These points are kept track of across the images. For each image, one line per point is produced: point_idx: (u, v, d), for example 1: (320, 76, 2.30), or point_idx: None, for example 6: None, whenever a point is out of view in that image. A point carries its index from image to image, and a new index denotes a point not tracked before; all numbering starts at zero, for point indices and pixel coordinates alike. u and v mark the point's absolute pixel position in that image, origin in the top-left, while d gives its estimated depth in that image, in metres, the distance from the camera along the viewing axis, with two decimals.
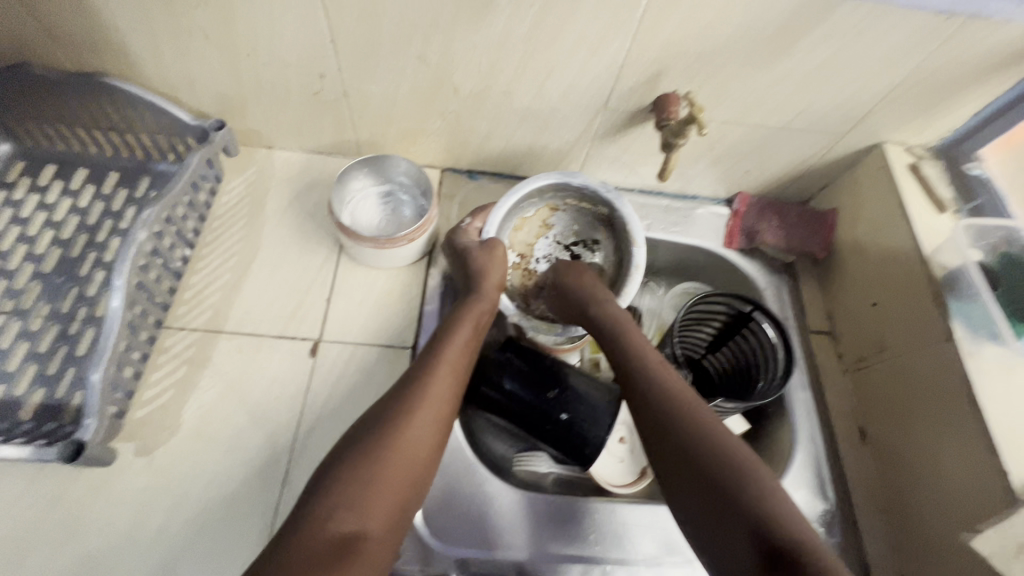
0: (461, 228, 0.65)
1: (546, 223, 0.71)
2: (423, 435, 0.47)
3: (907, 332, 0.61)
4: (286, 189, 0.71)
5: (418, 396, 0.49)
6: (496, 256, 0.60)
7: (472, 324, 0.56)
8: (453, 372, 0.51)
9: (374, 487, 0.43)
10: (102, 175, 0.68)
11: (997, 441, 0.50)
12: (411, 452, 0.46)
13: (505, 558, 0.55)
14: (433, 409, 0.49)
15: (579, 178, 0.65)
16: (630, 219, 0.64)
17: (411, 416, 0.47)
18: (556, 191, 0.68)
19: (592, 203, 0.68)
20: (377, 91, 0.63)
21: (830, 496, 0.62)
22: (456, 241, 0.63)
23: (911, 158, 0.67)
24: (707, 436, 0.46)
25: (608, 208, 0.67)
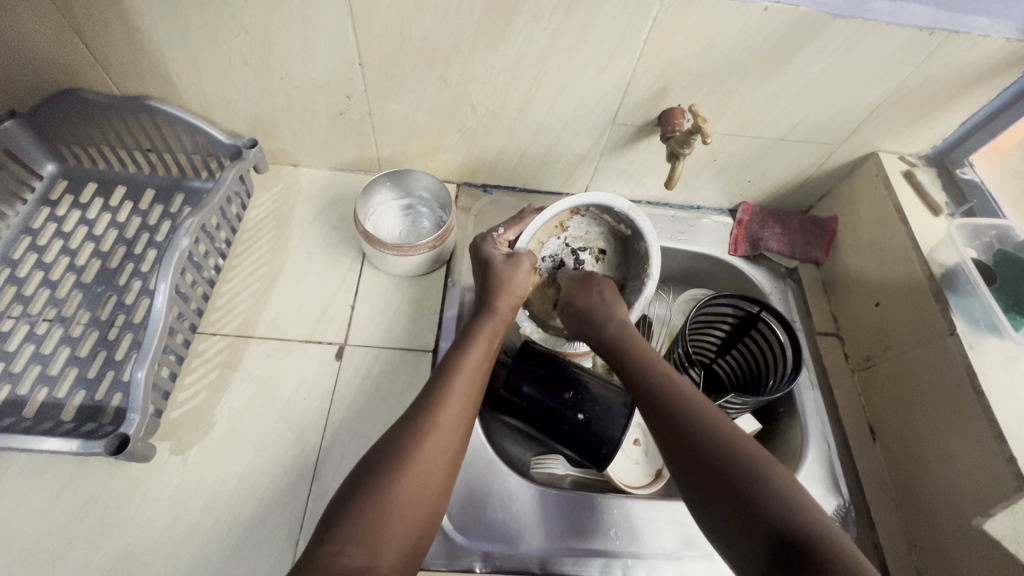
0: (492, 236, 0.64)
1: (563, 225, 0.74)
2: (433, 464, 0.46)
3: (912, 331, 0.63)
4: (311, 203, 0.75)
5: (423, 422, 0.48)
6: (519, 267, 0.60)
7: (485, 345, 0.55)
8: (464, 397, 0.50)
9: (382, 520, 0.42)
10: (139, 193, 0.73)
11: (1003, 430, 0.52)
12: (422, 483, 0.45)
13: (529, 554, 0.56)
14: (447, 435, 0.48)
15: (620, 201, 0.68)
16: (654, 250, 0.68)
17: (424, 444, 0.46)
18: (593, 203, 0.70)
19: (616, 219, 0.72)
20: (400, 110, 0.67)
21: (844, 493, 0.63)
22: (484, 248, 0.62)
23: (905, 166, 0.71)
24: (725, 439, 0.45)
25: (630, 231, 0.72)
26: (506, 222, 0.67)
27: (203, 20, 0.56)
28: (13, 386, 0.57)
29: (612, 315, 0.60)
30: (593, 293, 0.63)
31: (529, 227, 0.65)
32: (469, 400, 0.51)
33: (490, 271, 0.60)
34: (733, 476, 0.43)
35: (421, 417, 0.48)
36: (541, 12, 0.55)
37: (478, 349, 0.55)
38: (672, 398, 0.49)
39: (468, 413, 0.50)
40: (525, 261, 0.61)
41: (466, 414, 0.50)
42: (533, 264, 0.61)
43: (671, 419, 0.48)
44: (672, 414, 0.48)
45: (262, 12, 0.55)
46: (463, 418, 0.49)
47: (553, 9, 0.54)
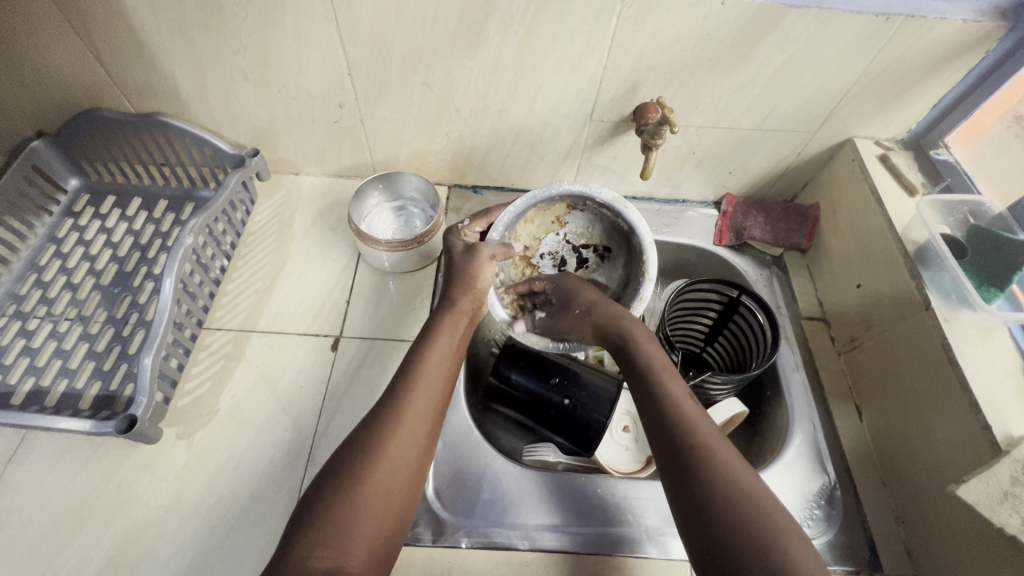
0: (458, 228, 0.67)
1: (560, 220, 0.73)
2: (401, 459, 0.47)
3: (890, 309, 0.64)
4: (311, 208, 0.80)
5: (392, 420, 0.49)
6: (480, 259, 0.61)
7: (447, 341, 0.57)
8: (428, 391, 0.52)
9: (352, 522, 0.43)
10: (154, 203, 0.78)
11: (977, 398, 0.52)
12: (391, 481, 0.46)
13: (513, 531, 0.58)
14: (412, 433, 0.49)
15: (606, 193, 0.66)
16: (649, 246, 0.65)
17: (389, 444, 0.47)
18: (581, 196, 0.68)
19: (613, 214, 0.69)
20: (389, 117, 0.72)
21: (829, 472, 0.63)
22: (449, 240, 0.66)
23: (881, 150, 0.72)
24: (730, 480, 0.43)
25: (628, 227, 0.68)
26: (474, 215, 0.69)
27: (206, 39, 0.62)
28: (37, 378, 0.62)
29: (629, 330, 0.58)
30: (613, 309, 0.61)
31: (498, 222, 0.67)
32: (433, 400, 0.52)
33: (455, 270, 0.62)
34: (729, 520, 0.41)
35: (387, 417, 0.49)
36: (512, 16, 0.59)
37: (440, 349, 0.56)
38: (681, 429, 0.47)
39: (433, 409, 0.51)
40: (487, 257, 0.61)
41: (433, 408, 0.51)
42: (494, 254, 0.62)
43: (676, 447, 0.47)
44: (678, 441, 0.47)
45: (258, 30, 0.61)
46: (427, 415, 0.50)
47: (522, 14, 0.58)
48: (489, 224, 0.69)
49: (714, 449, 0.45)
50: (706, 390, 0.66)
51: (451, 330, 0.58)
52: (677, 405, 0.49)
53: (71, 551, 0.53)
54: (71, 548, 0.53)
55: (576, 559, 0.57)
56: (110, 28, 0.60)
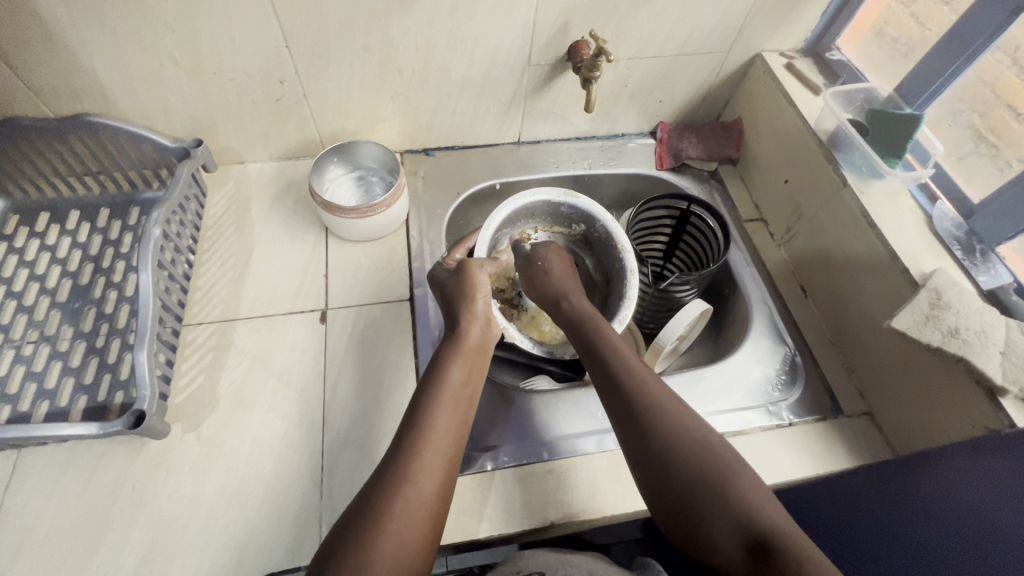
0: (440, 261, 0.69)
1: None
2: (416, 500, 0.46)
3: (814, 195, 0.73)
4: (266, 193, 0.79)
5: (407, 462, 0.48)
6: (473, 270, 0.63)
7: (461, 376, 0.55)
8: (445, 432, 0.50)
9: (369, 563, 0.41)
10: (95, 213, 0.74)
11: (896, 251, 0.62)
12: (405, 521, 0.45)
13: (532, 446, 0.64)
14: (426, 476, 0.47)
15: (554, 191, 0.74)
16: (611, 223, 0.72)
17: (401, 495, 0.45)
18: (531, 217, 0.77)
19: (567, 223, 0.77)
20: (332, 87, 0.72)
21: (788, 341, 0.73)
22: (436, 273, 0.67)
23: (786, 60, 0.80)
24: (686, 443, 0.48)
25: (584, 222, 0.75)
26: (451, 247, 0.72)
27: (129, 26, 0.60)
28: (13, 405, 0.59)
29: (574, 304, 0.63)
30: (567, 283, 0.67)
31: (479, 239, 0.70)
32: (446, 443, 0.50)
33: (453, 290, 0.63)
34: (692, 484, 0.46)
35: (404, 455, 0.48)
36: None
37: (455, 390, 0.54)
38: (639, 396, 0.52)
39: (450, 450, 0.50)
40: (478, 268, 0.64)
41: (451, 451, 0.50)
42: (484, 264, 0.65)
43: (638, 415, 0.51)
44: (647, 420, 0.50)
45: (185, 10, 0.59)
46: (444, 454, 0.49)
47: None
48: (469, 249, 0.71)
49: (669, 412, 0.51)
50: (677, 296, 0.73)
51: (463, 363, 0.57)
52: (643, 387, 0.53)
53: (100, 558, 0.52)
54: (99, 556, 0.52)
55: (589, 461, 0.62)
56: (18, 25, 0.57)
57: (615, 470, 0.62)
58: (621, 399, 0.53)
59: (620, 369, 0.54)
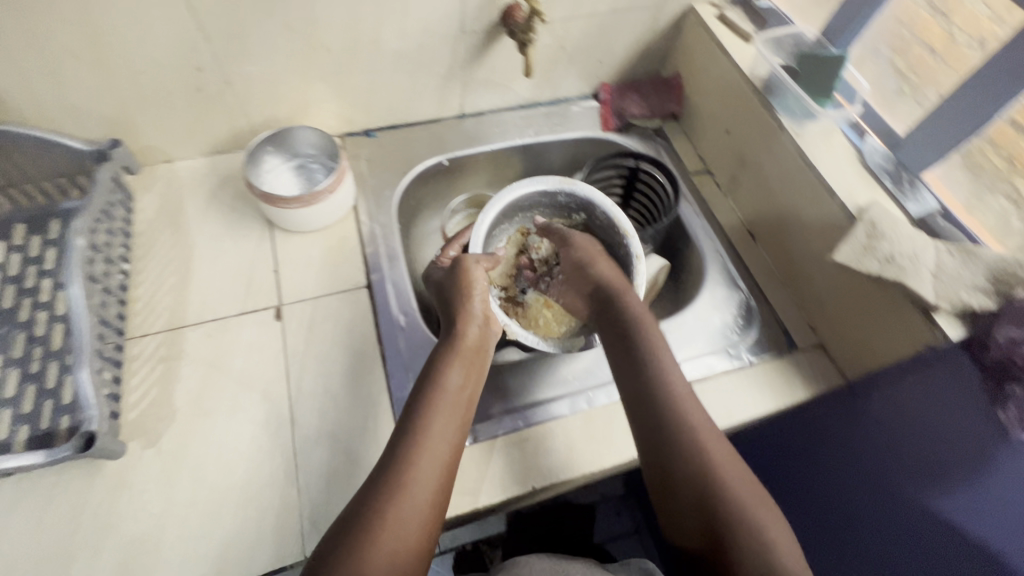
0: (434, 260, 0.69)
1: (523, 246, 0.78)
2: (413, 509, 0.46)
3: (755, 141, 0.75)
4: (200, 192, 0.74)
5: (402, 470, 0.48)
6: (468, 265, 0.63)
7: (457, 376, 0.56)
8: (439, 438, 0.51)
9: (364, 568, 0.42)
10: (9, 230, 0.67)
11: (833, 189, 0.65)
12: (401, 531, 0.45)
13: (505, 415, 0.64)
14: (423, 480, 0.48)
15: (550, 180, 0.72)
16: (611, 209, 0.71)
17: (392, 504, 0.46)
18: (527, 210, 0.76)
19: (567, 212, 0.76)
20: (256, 71, 0.68)
21: (741, 286, 0.76)
22: (433, 274, 0.67)
23: (717, 9, 0.81)
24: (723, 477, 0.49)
25: (584, 210, 0.74)
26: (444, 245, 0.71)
27: (16, 19, 0.54)
28: None
29: (631, 303, 0.63)
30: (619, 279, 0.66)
31: (474, 232, 0.70)
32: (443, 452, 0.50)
33: (448, 287, 0.63)
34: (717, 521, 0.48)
35: (399, 458, 0.49)
36: None
37: (451, 395, 0.54)
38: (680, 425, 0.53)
39: (448, 459, 0.50)
40: (474, 264, 0.63)
41: (448, 459, 0.50)
42: (479, 260, 0.65)
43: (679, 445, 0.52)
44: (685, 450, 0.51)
45: None
46: (441, 460, 0.50)
47: None
48: (464, 245, 0.71)
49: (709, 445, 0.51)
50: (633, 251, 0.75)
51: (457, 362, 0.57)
52: (683, 413, 0.53)
53: None
54: None
55: (565, 424, 0.63)
56: None
57: (589, 427, 0.63)
58: (657, 419, 0.53)
59: (664, 394, 0.55)
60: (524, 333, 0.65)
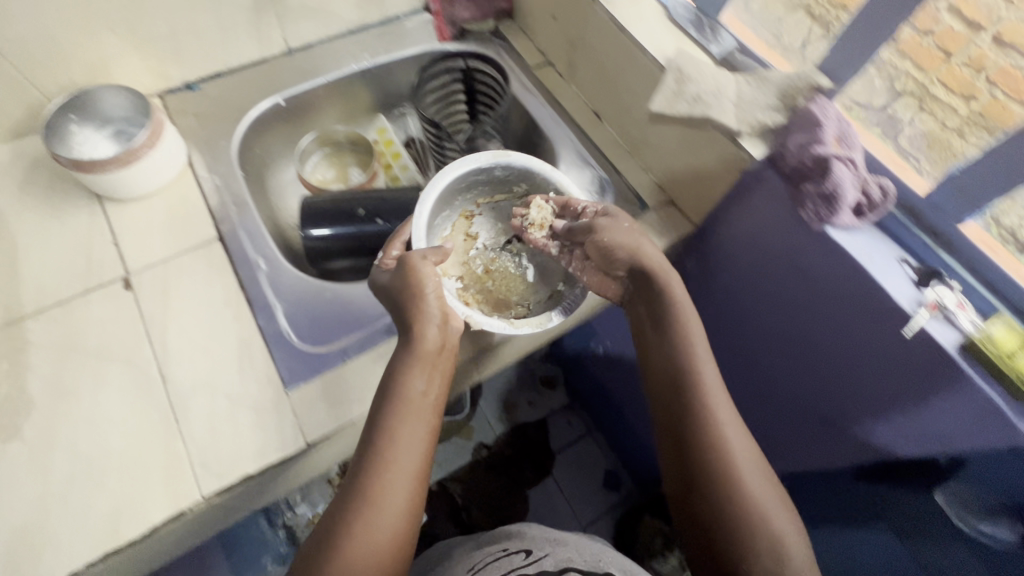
0: (376, 264, 0.62)
1: (470, 234, 0.77)
2: (385, 525, 0.47)
3: (575, 19, 0.76)
4: (9, 181, 0.68)
5: (375, 480, 0.48)
6: (416, 267, 0.57)
7: (419, 376, 0.53)
8: (407, 445, 0.50)
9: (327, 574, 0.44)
10: None
11: (645, 45, 0.68)
12: (369, 545, 0.46)
13: (381, 326, 0.64)
14: (392, 492, 0.48)
15: (483, 156, 0.69)
16: (553, 176, 0.70)
17: (361, 518, 0.47)
18: (466, 192, 0.74)
19: (509, 187, 0.74)
20: (25, 31, 0.62)
21: (593, 163, 0.80)
22: (377, 279, 0.60)
23: None
24: (748, 494, 0.49)
25: (524, 181, 0.72)
26: (386, 245, 0.64)
27: None
28: None
29: (646, 260, 0.60)
30: (625, 236, 0.61)
31: (416, 222, 0.64)
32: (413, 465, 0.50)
33: (397, 290, 0.57)
34: (728, 528, 0.48)
35: (368, 463, 0.49)
36: None
37: (415, 402, 0.52)
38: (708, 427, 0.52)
39: (419, 469, 0.51)
40: (421, 261, 0.57)
41: (418, 462, 0.51)
42: (427, 256, 0.59)
43: (688, 434, 0.53)
44: (706, 447, 0.51)
45: None
46: (412, 468, 0.50)
47: None
48: (406, 242, 0.65)
49: (726, 436, 0.51)
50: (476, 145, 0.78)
51: (424, 370, 0.54)
52: (715, 415, 0.53)
53: None
54: None
55: None
56: None
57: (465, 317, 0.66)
58: (681, 415, 0.54)
59: (694, 390, 0.54)
60: (489, 320, 0.61)
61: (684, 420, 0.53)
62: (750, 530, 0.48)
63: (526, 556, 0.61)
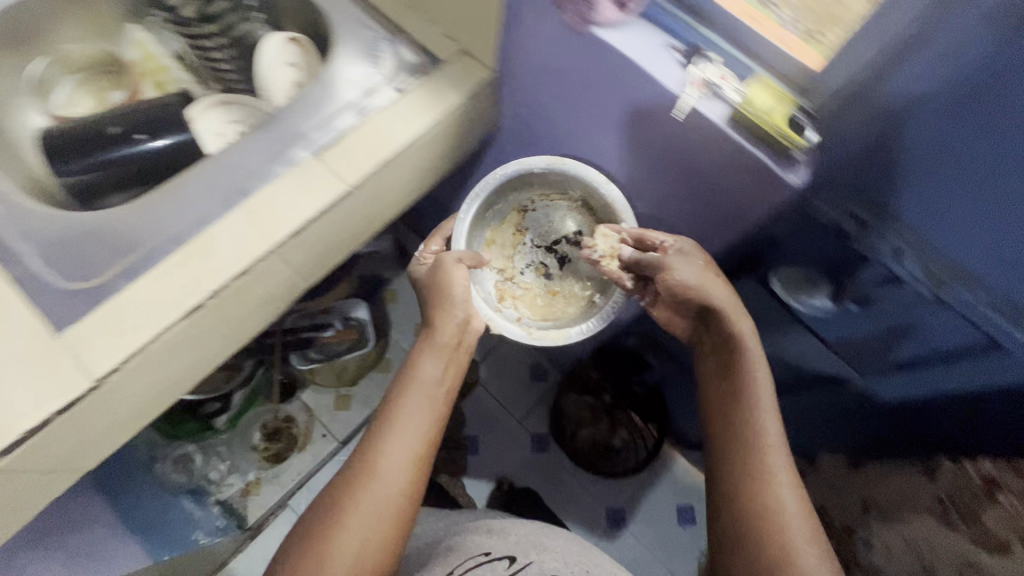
0: (417, 258, 0.74)
1: (519, 228, 0.79)
2: (379, 492, 0.57)
3: None
4: None
5: (369, 451, 0.59)
6: (449, 266, 0.68)
7: (429, 371, 0.64)
8: (417, 434, 0.61)
9: (331, 527, 0.55)
10: None
11: None
12: (367, 508, 0.56)
13: (154, 242, 0.58)
14: (391, 464, 0.58)
15: (540, 159, 0.72)
16: (607, 190, 0.70)
17: (361, 480, 0.57)
18: (520, 189, 0.77)
19: (564, 193, 0.77)
20: None
21: (375, 27, 0.71)
22: (415, 272, 0.73)
23: None
24: (762, 484, 0.56)
25: (581, 190, 0.75)
26: (433, 236, 0.76)
27: None
28: None
29: (677, 281, 0.62)
30: (718, 293, 0.62)
31: (458, 232, 0.73)
32: (421, 448, 0.61)
33: (426, 287, 0.69)
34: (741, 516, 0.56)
35: (371, 442, 0.60)
36: None
37: (424, 382, 0.64)
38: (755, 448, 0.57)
39: (425, 460, 0.61)
40: (453, 265, 0.68)
41: (422, 447, 0.61)
42: (459, 259, 0.69)
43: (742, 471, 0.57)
44: (750, 465, 0.57)
45: None
46: (408, 448, 0.60)
47: None
48: (444, 237, 0.76)
49: (773, 473, 0.56)
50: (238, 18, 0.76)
51: (443, 370, 0.65)
52: (758, 435, 0.58)
53: None
54: None
55: (227, 223, 0.59)
56: None
57: (253, 216, 0.60)
58: (743, 447, 0.58)
59: (744, 428, 0.59)
60: (507, 326, 0.71)
61: (741, 457, 0.58)
62: (746, 515, 0.55)
63: (510, 563, 0.67)
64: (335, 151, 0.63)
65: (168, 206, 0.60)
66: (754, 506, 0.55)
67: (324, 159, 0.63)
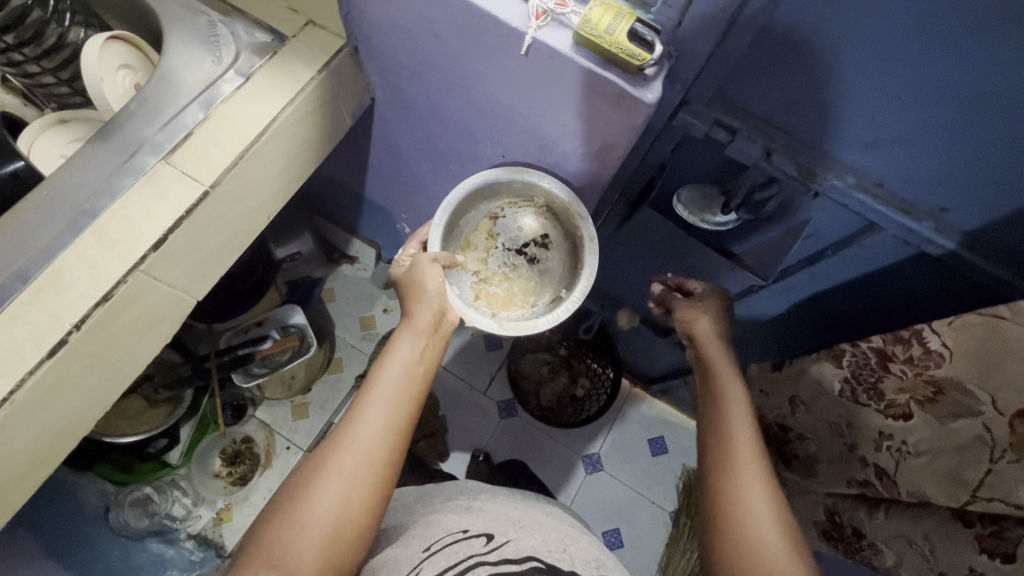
0: (398, 260, 0.77)
1: (491, 233, 0.81)
2: (353, 468, 0.53)
3: None
4: None
5: (342, 429, 0.55)
6: (422, 266, 0.69)
7: (408, 350, 0.61)
8: (393, 409, 0.56)
9: (296, 512, 0.51)
10: None
11: None
12: (338, 490, 0.52)
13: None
14: (369, 440, 0.54)
15: (503, 172, 0.73)
16: (564, 195, 0.73)
17: (331, 454, 0.53)
18: (492, 197, 0.79)
19: (529, 199, 0.79)
20: None
21: (206, 9, 0.65)
22: (394, 272, 0.74)
23: None
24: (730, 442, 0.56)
25: (543, 197, 0.77)
26: (410, 244, 0.79)
27: None
28: None
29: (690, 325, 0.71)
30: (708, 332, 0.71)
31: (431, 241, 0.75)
32: (399, 424, 0.56)
33: (404, 286, 0.70)
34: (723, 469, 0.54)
35: (344, 422, 0.56)
36: None
37: (404, 362, 0.60)
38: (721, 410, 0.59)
39: (401, 435, 0.56)
40: (427, 263, 0.69)
41: (403, 422, 0.57)
42: (434, 259, 0.70)
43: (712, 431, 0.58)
44: (720, 423, 0.58)
45: None
46: (387, 428, 0.55)
47: None
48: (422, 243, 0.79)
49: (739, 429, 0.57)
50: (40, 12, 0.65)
51: (421, 346, 0.62)
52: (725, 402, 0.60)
53: None
54: None
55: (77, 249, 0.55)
56: None
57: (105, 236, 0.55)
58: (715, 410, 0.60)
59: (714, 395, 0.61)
60: (478, 320, 0.73)
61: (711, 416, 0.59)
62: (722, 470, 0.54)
63: (487, 539, 0.60)
64: (184, 151, 0.59)
65: (5, 243, 0.55)
66: (729, 461, 0.54)
67: (174, 161, 0.59)
